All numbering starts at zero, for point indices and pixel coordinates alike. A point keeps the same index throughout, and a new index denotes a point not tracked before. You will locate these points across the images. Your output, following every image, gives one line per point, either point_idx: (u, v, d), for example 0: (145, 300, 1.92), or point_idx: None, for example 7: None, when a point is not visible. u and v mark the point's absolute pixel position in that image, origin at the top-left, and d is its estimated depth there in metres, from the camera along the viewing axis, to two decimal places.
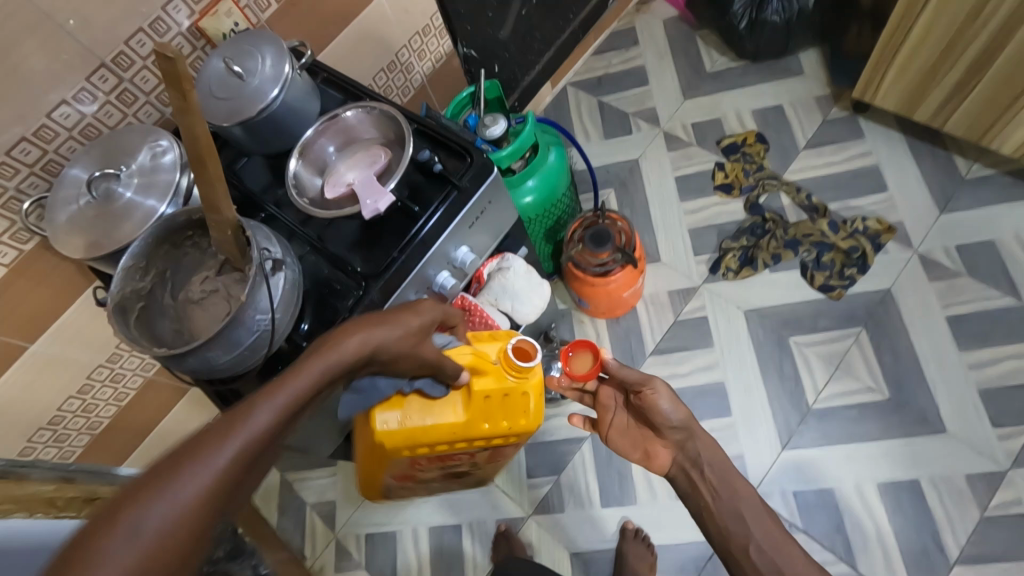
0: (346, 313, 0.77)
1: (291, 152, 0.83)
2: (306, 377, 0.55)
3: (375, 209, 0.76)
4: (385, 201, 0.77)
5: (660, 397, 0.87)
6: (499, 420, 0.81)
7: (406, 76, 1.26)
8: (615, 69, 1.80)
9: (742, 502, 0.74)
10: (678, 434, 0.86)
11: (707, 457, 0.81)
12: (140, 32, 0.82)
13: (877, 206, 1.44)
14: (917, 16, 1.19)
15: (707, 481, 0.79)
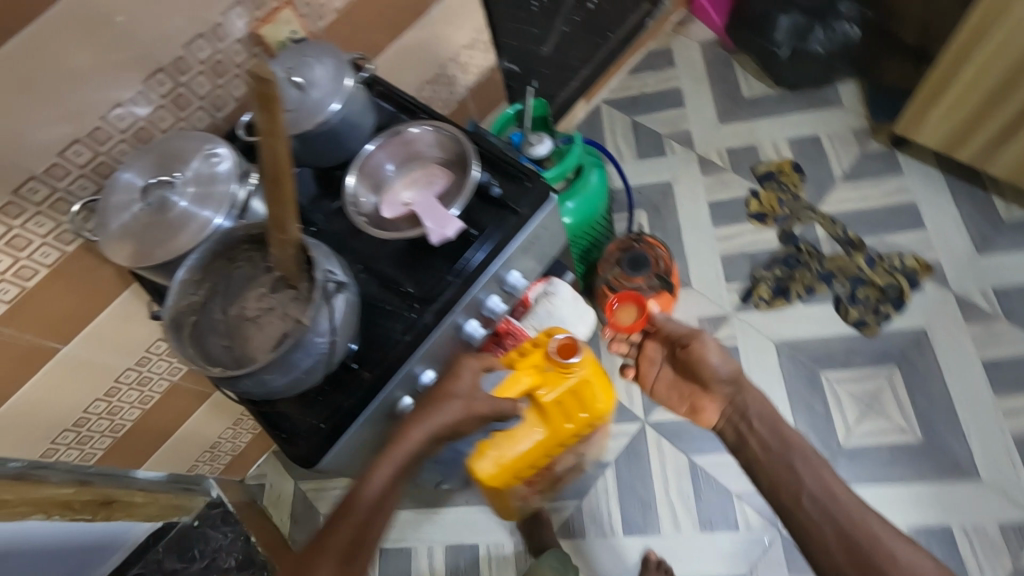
0: (398, 336, 0.76)
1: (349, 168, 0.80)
2: (386, 471, 0.71)
3: (442, 235, 0.74)
4: (453, 227, 0.75)
5: (708, 353, 0.94)
6: (578, 415, 0.84)
7: (450, 89, 1.25)
8: (650, 89, 1.79)
9: (799, 458, 0.84)
10: (728, 390, 0.95)
11: (755, 410, 0.91)
12: (200, 37, 0.81)
13: (914, 244, 1.42)
14: (982, 47, 1.19)
15: (757, 434, 0.89)
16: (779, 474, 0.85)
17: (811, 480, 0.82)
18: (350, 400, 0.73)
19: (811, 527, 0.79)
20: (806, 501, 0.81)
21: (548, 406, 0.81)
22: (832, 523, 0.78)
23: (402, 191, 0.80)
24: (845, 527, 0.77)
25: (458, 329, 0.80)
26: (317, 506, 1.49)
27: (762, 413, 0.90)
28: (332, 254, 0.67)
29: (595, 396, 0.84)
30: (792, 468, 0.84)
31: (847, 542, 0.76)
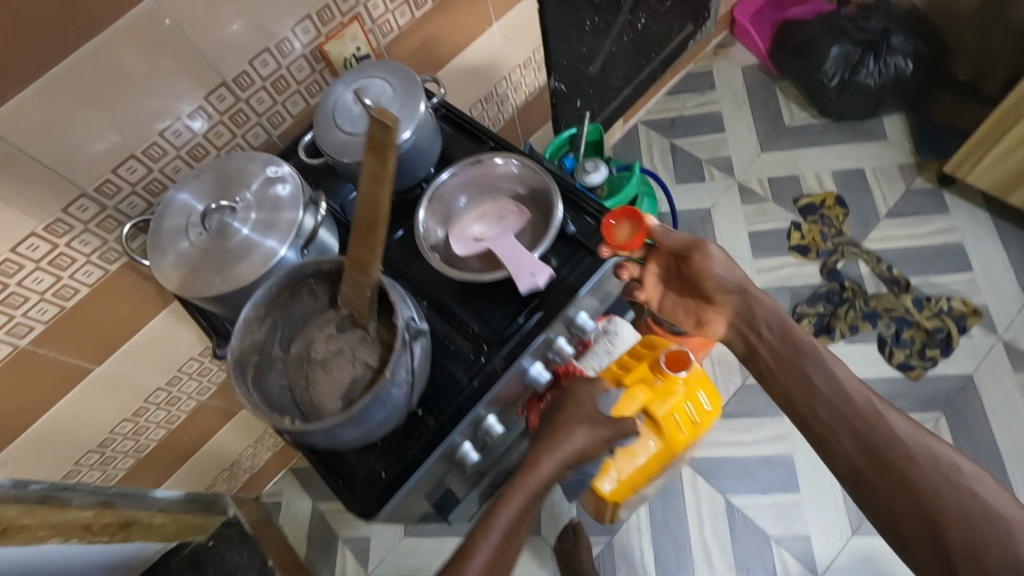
0: (465, 381, 0.71)
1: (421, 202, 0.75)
2: (512, 508, 0.64)
3: (531, 282, 0.68)
4: (540, 273, 0.69)
5: (718, 259, 0.81)
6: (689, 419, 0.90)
7: (500, 108, 1.21)
8: (689, 112, 1.76)
9: (813, 364, 0.74)
10: (740, 300, 0.82)
11: (763, 317, 0.80)
12: (265, 51, 0.76)
13: (962, 286, 1.39)
14: None
15: (766, 342, 0.79)
16: (816, 382, 0.73)
17: (820, 369, 0.73)
18: (413, 448, 0.68)
19: (830, 429, 0.69)
20: (828, 398, 0.71)
21: (662, 417, 0.88)
22: (854, 418, 0.68)
23: (473, 224, 0.75)
24: (871, 434, 0.66)
25: (524, 373, 0.76)
26: (336, 529, 1.44)
27: (776, 321, 0.78)
28: (411, 296, 0.63)
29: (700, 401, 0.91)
30: (816, 380, 0.73)
31: (868, 442, 0.66)
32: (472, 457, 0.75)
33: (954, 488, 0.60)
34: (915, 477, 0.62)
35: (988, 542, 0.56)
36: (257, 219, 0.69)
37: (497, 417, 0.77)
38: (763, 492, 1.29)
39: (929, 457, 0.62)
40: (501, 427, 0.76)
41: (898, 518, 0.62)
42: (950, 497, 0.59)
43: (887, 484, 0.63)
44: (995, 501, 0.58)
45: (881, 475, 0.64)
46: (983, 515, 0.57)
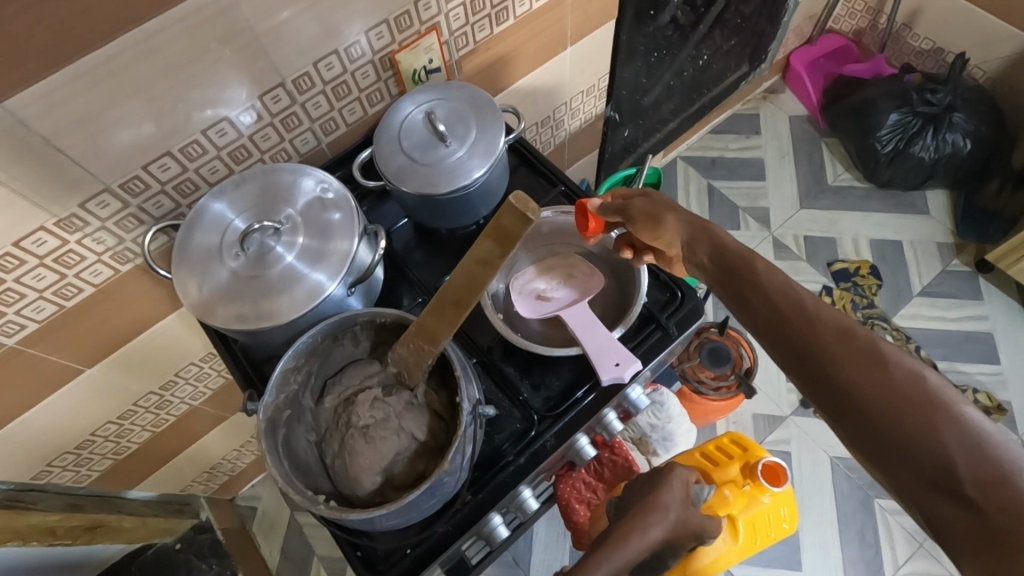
0: (510, 456, 0.64)
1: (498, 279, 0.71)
2: None
3: (618, 376, 0.59)
4: (631, 367, 0.60)
5: (651, 208, 0.61)
6: (766, 530, 0.85)
7: (554, 132, 1.13)
8: (731, 154, 1.70)
9: (754, 270, 0.51)
10: (685, 228, 0.58)
11: (717, 241, 0.55)
12: (332, 54, 0.67)
13: (989, 379, 1.36)
14: None
15: (716, 266, 0.55)
16: (742, 280, 0.51)
17: (738, 264, 0.52)
18: (445, 527, 0.61)
19: (751, 327, 0.49)
20: (749, 291, 0.50)
21: (744, 523, 0.82)
22: (771, 309, 0.48)
23: (537, 280, 0.69)
24: (789, 319, 0.46)
25: (569, 446, 0.67)
26: (313, 545, 1.37)
27: (715, 248, 0.55)
28: (473, 369, 0.56)
29: (782, 514, 0.87)
30: (742, 275, 0.51)
31: (785, 328, 0.46)
32: (501, 535, 0.66)
33: (881, 369, 0.40)
34: (835, 364, 0.42)
35: (923, 437, 0.37)
36: (302, 245, 0.61)
37: (534, 490, 0.69)
38: (763, 567, 1.24)
39: (848, 332, 0.43)
40: (536, 502, 0.68)
41: (829, 416, 0.42)
42: (870, 377, 0.40)
43: (809, 382, 0.43)
44: (936, 378, 0.39)
45: (804, 371, 0.44)
46: (916, 393, 0.38)
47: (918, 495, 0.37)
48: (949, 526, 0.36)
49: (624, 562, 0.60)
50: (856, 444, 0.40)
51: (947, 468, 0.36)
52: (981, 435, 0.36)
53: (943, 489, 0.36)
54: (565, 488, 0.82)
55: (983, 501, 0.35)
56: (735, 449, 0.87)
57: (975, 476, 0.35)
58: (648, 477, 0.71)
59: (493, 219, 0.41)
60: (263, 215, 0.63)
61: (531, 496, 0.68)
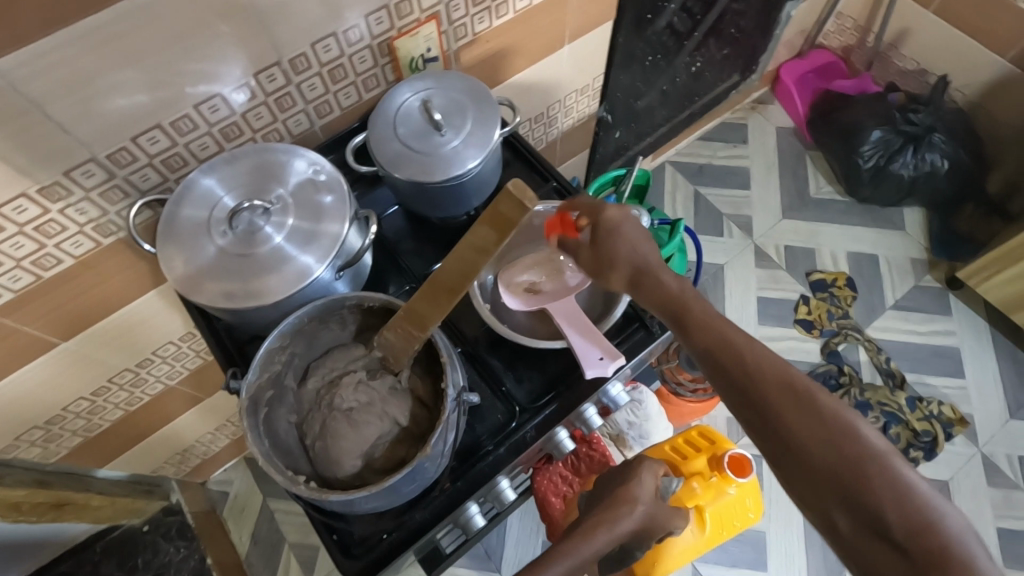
0: (489, 446, 0.65)
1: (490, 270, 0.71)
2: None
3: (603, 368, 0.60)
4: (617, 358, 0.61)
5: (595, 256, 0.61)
6: (733, 519, 0.88)
7: (546, 129, 1.14)
8: (718, 162, 1.73)
9: (698, 325, 0.55)
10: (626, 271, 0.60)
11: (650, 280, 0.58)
12: (330, 37, 0.67)
13: (953, 392, 1.41)
14: None
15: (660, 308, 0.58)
16: (687, 328, 0.56)
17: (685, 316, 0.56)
18: (423, 514, 0.61)
19: (705, 375, 0.55)
20: (697, 341, 0.55)
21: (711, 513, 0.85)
22: (720, 365, 0.53)
23: (523, 274, 0.69)
24: (740, 378, 0.51)
25: (549, 439, 0.68)
26: (284, 531, 1.36)
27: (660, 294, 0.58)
28: (458, 357, 0.56)
29: (747, 502, 0.89)
30: (689, 327, 0.56)
31: (738, 386, 0.52)
32: (478, 523, 0.68)
33: (823, 428, 0.47)
34: (784, 424, 0.48)
35: (864, 495, 0.44)
36: (292, 226, 0.60)
37: (511, 481, 0.71)
38: (730, 566, 1.27)
39: (793, 391, 0.49)
40: (514, 493, 0.70)
41: (779, 466, 0.49)
42: (813, 435, 0.47)
43: (762, 434, 0.50)
44: (873, 435, 0.46)
45: (760, 429, 0.50)
46: (853, 453, 0.45)
47: (860, 544, 0.44)
48: (876, 566, 0.43)
49: (598, 553, 0.62)
50: (806, 495, 0.47)
51: (883, 521, 0.43)
52: (910, 488, 0.43)
53: (880, 541, 0.43)
54: (542, 481, 0.82)
55: (913, 551, 0.42)
56: (703, 441, 0.87)
57: (906, 528, 0.42)
58: (622, 474, 0.73)
59: (493, 207, 0.41)
60: (253, 194, 0.62)
61: (509, 487, 0.70)
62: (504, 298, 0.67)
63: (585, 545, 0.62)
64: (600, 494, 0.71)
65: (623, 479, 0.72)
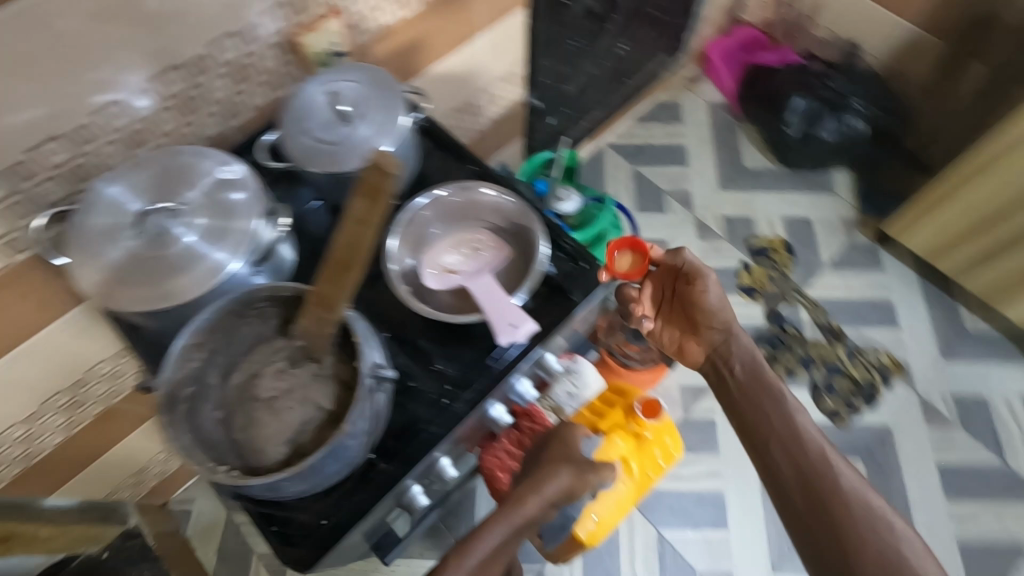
0: (424, 424, 0.66)
1: (393, 235, 0.69)
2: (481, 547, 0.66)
3: (513, 334, 0.63)
4: (525, 326, 0.65)
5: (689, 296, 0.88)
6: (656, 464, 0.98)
7: (474, 118, 1.16)
8: (655, 141, 1.77)
9: (769, 401, 0.82)
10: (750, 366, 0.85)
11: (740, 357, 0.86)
12: (229, 36, 0.68)
13: (888, 341, 1.48)
14: (973, 184, 1.25)
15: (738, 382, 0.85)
16: (780, 423, 0.79)
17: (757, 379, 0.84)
18: (361, 497, 0.63)
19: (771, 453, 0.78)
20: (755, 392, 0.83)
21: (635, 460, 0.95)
22: (788, 449, 0.77)
23: (446, 254, 0.70)
24: (798, 459, 0.76)
25: (484, 415, 0.72)
26: (252, 543, 1.35)
27: (744, 364, 0.86)
28: (375, 338, 0.56)
29: (667, 446, 0.99)
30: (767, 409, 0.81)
31: (796, 463, 0.76)
32: (421, 501, 0.70)
33: (851, 505, 0.71)
34: (841, 503, 0.71)
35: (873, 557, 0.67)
36: (202, 225, 0.61)
37: (451, 458, 0.73)
38: (693, 528, 1.32)
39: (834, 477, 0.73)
40: (454, 469, 0.73)
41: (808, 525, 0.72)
42: (851, 510, 0.70)
43: (806, 502, 0.73)
44: (886, 515, 0.70)
45: (806, 497, 0.73)
46: (868, 524, 0.69)
47: None
48: None
49: (531, 516, 0.69)
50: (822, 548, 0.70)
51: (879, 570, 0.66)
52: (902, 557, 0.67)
53: None
54: (489, 457, 0.84)
55: None
56: (615, 400, 1.01)
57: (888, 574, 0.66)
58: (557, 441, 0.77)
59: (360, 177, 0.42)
60: (162, 197, 0.62)
61: (449, 464, 0.72)
62: (426, 279, 0.68)
63: (514, 513, 0.69)
64: (533, 461, 0.76)
65: (554, 449, 0.76)
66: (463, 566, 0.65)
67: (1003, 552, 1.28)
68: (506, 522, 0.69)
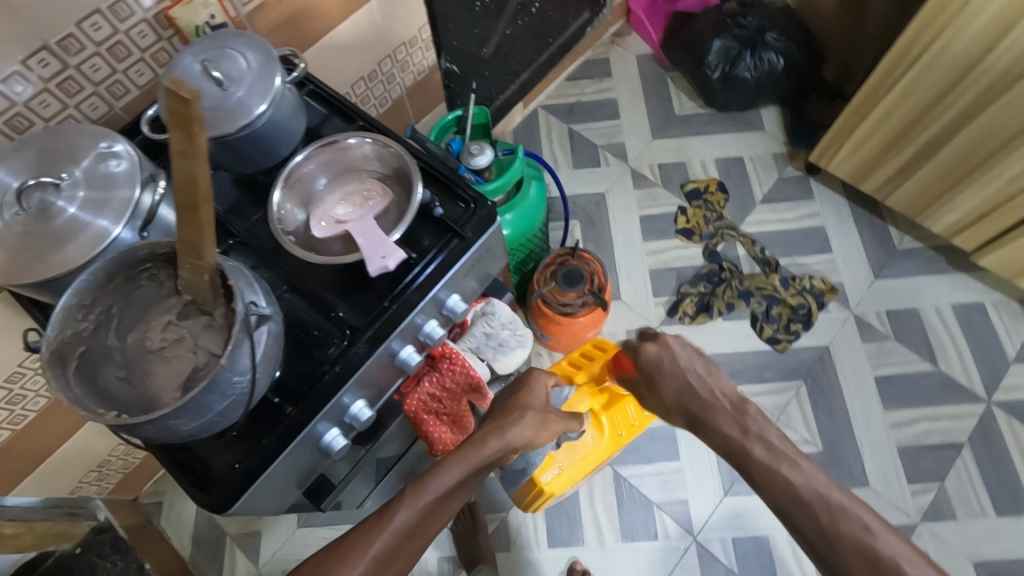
0: (327, 367, 0.71)
1: (274, 183, 0.72)
2: (447, 476, 0.72)
3: (382, 265, 0.66)
4: (395, 257, 0.67)
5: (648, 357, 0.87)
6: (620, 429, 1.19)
7: (386, 87, 1.19)
8: (587, 98, 1.79)
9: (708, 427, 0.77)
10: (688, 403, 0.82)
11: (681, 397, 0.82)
12: (96, 14, 0.69)
13: (822, 266, 1.53)
14: (878, 101, 1.29)
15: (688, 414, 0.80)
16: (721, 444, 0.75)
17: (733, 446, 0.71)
18: (272, 440, 0.67)
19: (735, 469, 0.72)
20: (702, 432, 0.78)
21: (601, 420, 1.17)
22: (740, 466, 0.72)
23: (337, 206, 0.73)
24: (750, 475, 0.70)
25: (392, 355, 0.76)
26: (223, 526, 1.39)
27: (681, 390, 0.81)
28: (259, 283, 0.61)
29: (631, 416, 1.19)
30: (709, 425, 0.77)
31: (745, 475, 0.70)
32: (339, 444, 0.75)
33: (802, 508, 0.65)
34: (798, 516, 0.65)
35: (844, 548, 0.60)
36: (84, 198, 0.63)
37: (368, 403, 0.77)
38: (648, 463, 1.37)
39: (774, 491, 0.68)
40: (371, 412, 0.77)
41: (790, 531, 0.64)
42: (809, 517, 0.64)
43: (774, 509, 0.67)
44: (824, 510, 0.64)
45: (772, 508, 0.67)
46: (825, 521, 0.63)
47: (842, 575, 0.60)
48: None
49: (489, 457, 0.76)
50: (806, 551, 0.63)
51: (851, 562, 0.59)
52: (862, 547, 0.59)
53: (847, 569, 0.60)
54: (413, 402, 0.87)
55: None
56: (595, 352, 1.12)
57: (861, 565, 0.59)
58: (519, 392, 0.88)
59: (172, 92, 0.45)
60: (43, 174, 0.64)
61: (363, 407, 0.76)
62: (314, 229, 0.71)
63: (477, 453, 0.76)
64: (498, 410, 0.86)
65: (516, 397, 0.88)
66: (420, 503, 0.70)
67: (940, 452, 1.35)
68: (463, 462, 0.74)
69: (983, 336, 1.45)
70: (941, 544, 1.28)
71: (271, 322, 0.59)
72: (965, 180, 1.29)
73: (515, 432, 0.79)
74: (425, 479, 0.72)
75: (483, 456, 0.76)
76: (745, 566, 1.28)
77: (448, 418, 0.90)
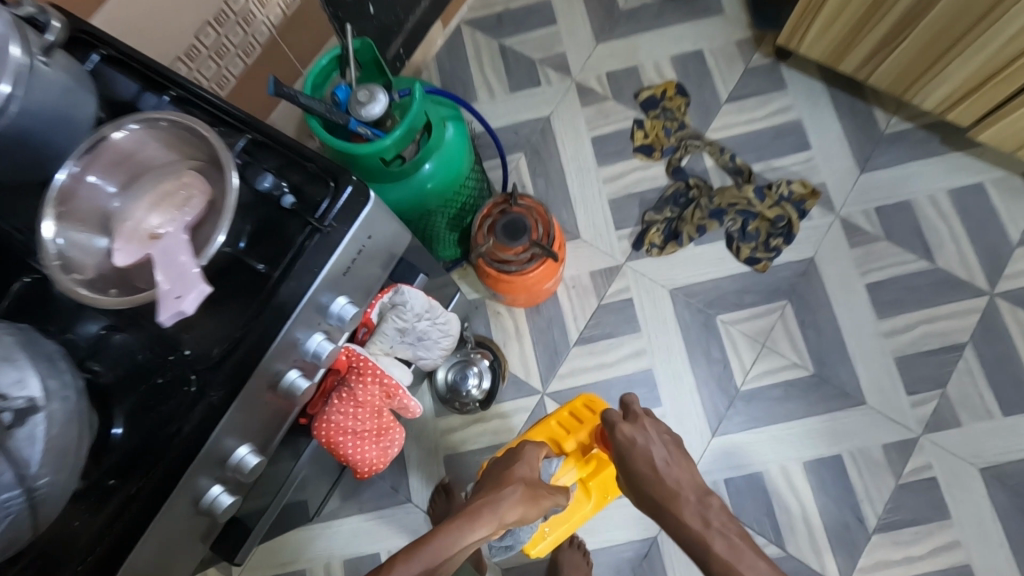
0: (176, 425, 0.55)
1: (46, 208, 0.52)
2: (442, 543, 0.70)
3: (179, 309, 0.49)
4: (197, 295, 0.50)
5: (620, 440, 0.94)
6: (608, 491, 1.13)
7: (246, 29, 0.96)
8: (516, 4, 1.53)
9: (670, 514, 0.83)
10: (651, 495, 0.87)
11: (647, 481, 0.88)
12: None
13: (801, 168, 1.35)
14: None
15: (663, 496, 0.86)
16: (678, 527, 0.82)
17: (695, 540, 0.78)
18: (118, 523, 0.53)
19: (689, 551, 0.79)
20: (665, 522, 0.84)
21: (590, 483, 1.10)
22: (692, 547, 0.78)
23: (147, 219, 0.54)
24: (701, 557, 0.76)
25: (271, 385, 0.61)
26: None
27: (647, 485, 0.88)
28: (30, 357, 0.47)
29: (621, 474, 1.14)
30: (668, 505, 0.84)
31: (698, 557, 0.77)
32: (226, 502, 0.61)
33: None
34: None
35: None
36: None
37: (254, 447, 0.63)
38: None
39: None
40: (259, 458, 0.62)
41: None
42: None
43: None
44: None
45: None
46: None
47: None
48: None
49: (482, 535, 0.76)
50: None
51: None
52: None
53: None
54: (323, 426, 0.72)
55: None
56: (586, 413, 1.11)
57: None
58: (511, 466, 0.91)
59: None
60: None
61: (248, 454, 0.61)
62: (117, 255, 0.53)
63: (473, 524, 0.76)
64: (490, 485, 0.87)
65: (502, 473, 0.90)
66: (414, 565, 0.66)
67: (939, 356, 1.24)
68: (459, 530, 0.73)
69: (982, 222, 1.29)
70: (945, 454, 1.19)
71: (42, 409, 0.45)
72: (956, 49, 1.09)
73: (507, 507, 0.80)
74: (422, 539, 0.70)
75: (478, 529, 0.76)
76: (740, 507, 1.21)
77: (371, 435, 0.75)
